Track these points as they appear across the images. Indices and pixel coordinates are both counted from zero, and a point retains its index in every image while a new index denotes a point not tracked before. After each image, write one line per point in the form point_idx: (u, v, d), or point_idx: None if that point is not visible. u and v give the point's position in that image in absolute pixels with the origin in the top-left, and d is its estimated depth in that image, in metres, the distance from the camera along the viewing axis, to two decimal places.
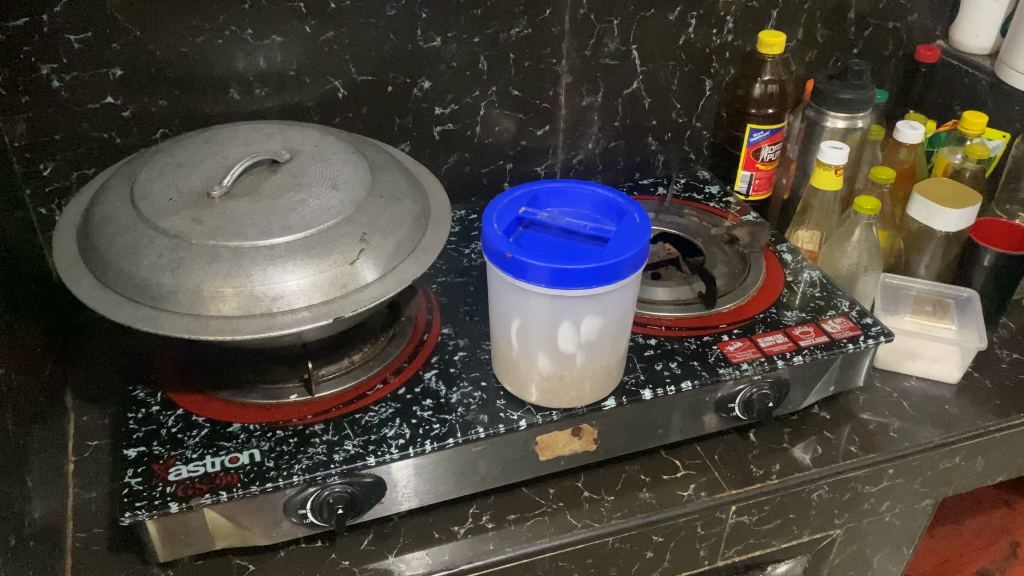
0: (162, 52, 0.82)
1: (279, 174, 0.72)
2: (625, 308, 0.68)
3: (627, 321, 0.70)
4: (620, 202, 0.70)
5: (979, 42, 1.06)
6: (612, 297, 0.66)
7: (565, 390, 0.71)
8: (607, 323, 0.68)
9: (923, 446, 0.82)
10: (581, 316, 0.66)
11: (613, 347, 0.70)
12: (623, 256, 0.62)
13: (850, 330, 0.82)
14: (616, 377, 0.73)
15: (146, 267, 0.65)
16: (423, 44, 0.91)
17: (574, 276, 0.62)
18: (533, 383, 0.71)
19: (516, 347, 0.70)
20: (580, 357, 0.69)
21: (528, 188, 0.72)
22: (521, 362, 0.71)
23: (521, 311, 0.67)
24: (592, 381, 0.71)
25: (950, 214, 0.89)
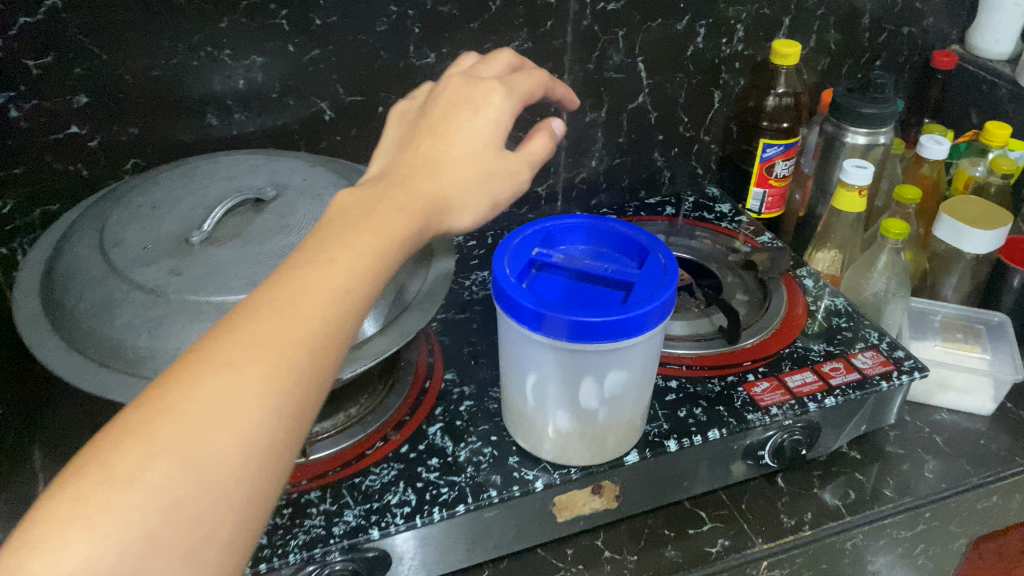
0: (132, 76, 0.75)
1: (265, 214, 0.65)
2: (650, 359, 0.62)
3: (651, 371, 0.63)
4: (641, 241, 0.64)
5: (999, 46, 1.00)
6: (638, 349, 0.60)
7: (584, 448, 0.65)
8: (629, 377, 0.61)
9: (960, 487, 0.77)
10: (603, 371, 0.60)
11: (636, 401, 0.64)
12: (650, 306, 0.56)
13: (882, 365, 0.77)
14: (638, 429, 0.67)
15: (119, 327, 0.58)
16: (416, 60, 0.84)
17: (597, 329, 0.56)
18: (548, 440, 0.65)
19: (532, 401, 0.64)
20: (601, 412, 0.62)
21: (540, 226, 0.66)
22: (535, 418, 0.65)
23: (537, 365, 0.61)
24: (614, 436, 0.65)
25: (981, 235, 0.83)
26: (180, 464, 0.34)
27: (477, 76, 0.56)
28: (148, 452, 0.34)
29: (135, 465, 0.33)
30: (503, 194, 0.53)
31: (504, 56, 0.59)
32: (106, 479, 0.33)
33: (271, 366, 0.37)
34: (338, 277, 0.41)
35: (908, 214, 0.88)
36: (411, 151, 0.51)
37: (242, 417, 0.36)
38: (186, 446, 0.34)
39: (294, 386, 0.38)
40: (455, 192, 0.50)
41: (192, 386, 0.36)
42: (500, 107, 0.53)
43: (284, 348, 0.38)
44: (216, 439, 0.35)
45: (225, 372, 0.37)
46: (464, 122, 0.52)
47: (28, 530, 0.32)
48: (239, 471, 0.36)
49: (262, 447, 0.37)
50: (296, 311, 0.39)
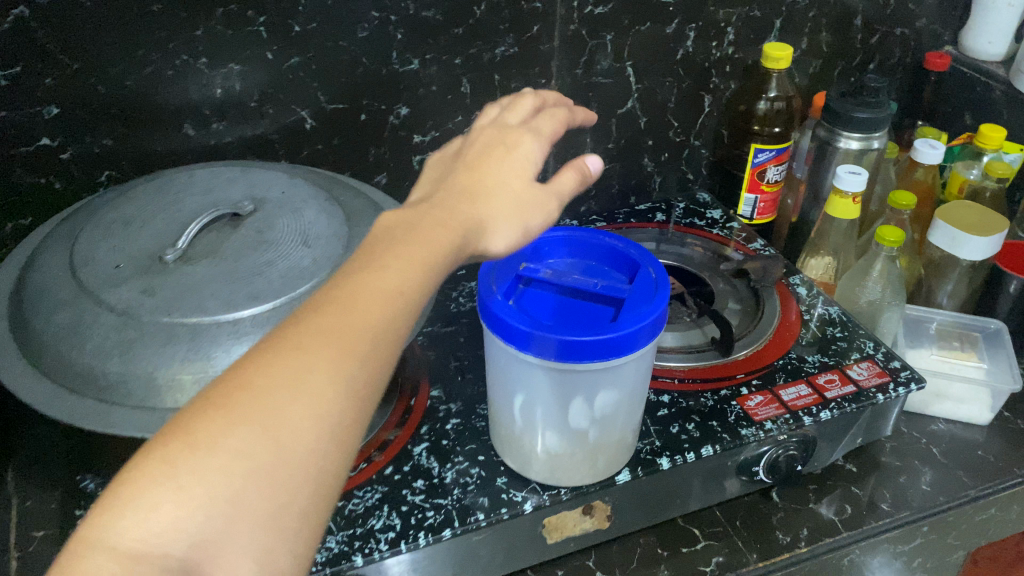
0: (106, 87, 0.72)
1: (242, 229, 0.63)
2: (641, 376, 0.60)
3: (643, 388, 0.62)
4: (631, 253, 0.62)
5: (992, 48, 0.99)
6: (629, 367, 0.58)
7: (575, 468, 0.63)
8: (620, 395, 0.59)
9: (959, 500, 0.75)
10: (593, 391, 0.58)
11: (628, 418, 0.62)
12: (640, 323, 0.54)
13: (877, 377, 0.75)
14: (630, 448, 0.65)
15: (89, 352, 0.56)
16: (399, 67, 0.82)
17: (586, 348, 0.54)
18: (538, 461, 0.63)
19: (521, 421, 0.62)
20: (592, 432, 0.61)
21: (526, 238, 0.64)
22: (524, 439, 0.63)
23: (525, 384, 0.59)
24: (606, 456, 0.63)
25: (977, 242, 0.82)
26: (260, 432, 0.34)
27: (506, 124, 0.58)
28: (228, 421, 0.34)
29: (215, 432, 0.33)
30: (536, 221, 0.51)
31: (527, 101, 0.61)
32: (189, 445, 0.33)
33: (339, 346, 0.37)
34: (395, 272, 0.41)
35: (902, 220, 0.87)
36: (445, 185, 0.51)
37: (316, 393, 0.36)
38: (265, 415, 0.34)
39: (364, 367, 0.38)
40: (489, 215, 0.49)
41: (265, 365, 0.36)
42: (528, 148, 0.55)
43: (350, 332, 0.38)
44: (292, 411, 0.35)
45: (297, 351, 0.36)
46: (495, 160, 0.53)
47: (116, 491, 0.32)
48: (317, 443, 0.35)
49: (337, 424, 0.36)
50: (359, 301, 0.39)
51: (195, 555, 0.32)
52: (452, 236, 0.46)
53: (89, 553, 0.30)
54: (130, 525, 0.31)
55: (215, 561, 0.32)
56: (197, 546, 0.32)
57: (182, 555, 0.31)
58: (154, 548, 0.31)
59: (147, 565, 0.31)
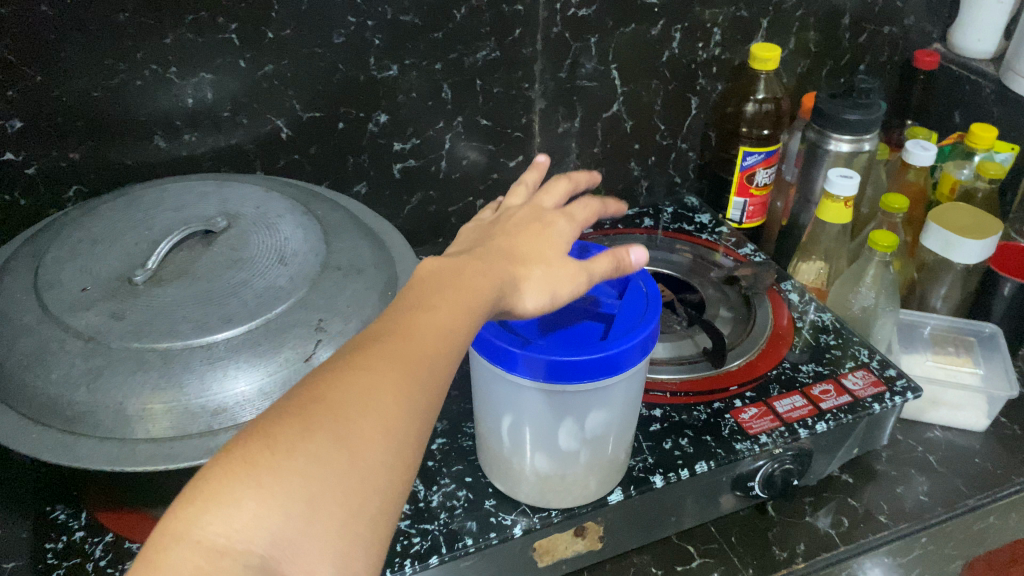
0: (71, 99, 0.69)
1: (215, 247, 0.60)
2: (632, 397, 0.58)
3: (634, 408, 0.60)
4: (620, 267, 0.60)
5: (982, 46, 0.97)
6: (620, 387, 0.56)
7: (567, 489, 0.61)
8: (612, 416, 0.58)
9: (958, 510, 0.73)
10: (584, 411, 0.56)
11: (620, 439, 0.60)
12: (632, 341, 0.52)
13: (873, 386, 0.73)
14: (621, 469, 0.63)
15: (55, 381, 0.53)
16: (377, 73, 0.80)
17: (577, 369, 0.52)
18: (528, 482, 0.61)
19: (510, 443, 0.60)
20: (584, 453, 0.59)
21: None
22: (514, 460, 0.61)
23: (515, 405, 0.57)
24: (598, 477, 0.61)
25: (972, 246, 0.80)
26: (336, 439, 0.34)
27: (541, 206, 0.57)
28: (304, 426, 0.33)
29: (293, 435, 0.33)
30: (567, 290, 0.50)
31: (559, 186, 0.61)
32: (269, 447, 0.32)
33: (402, 370, 0.38)
34: (447, 307, 0.42)
35: (895, 224, 0.85)
36: (479, 247, 0.50)
37: (384, 410, 0.36)
38: (340, 424, 0.34)
39: (425, 391, 0.38)
40: (524, 275, 0.49)
41: (334, 381, 0.36)
42: (562, 227, 0.54)
43: (411, 358, 0.38)
44: (364, 423, 0.35)
45: (364, 371, 0.37)
46: (530, 235, 0.52)
47: (198, 487, 0.31)
48: (387, 457, 0.35)
49: (403, 442, 0.36)
50: (417, 333, 0.40)
51: (276, 554, 0.31)
52: (494, 282, 0.46)
53: (175, 546, 0.30)
54: (214, 520, 0.30)
55: (296, 561, 0.31)
56: (278, 545, 0.31)
57: (264, 553, 0.30)
58: (237, 545, 0.30)
59: (229, 561, 0.30)
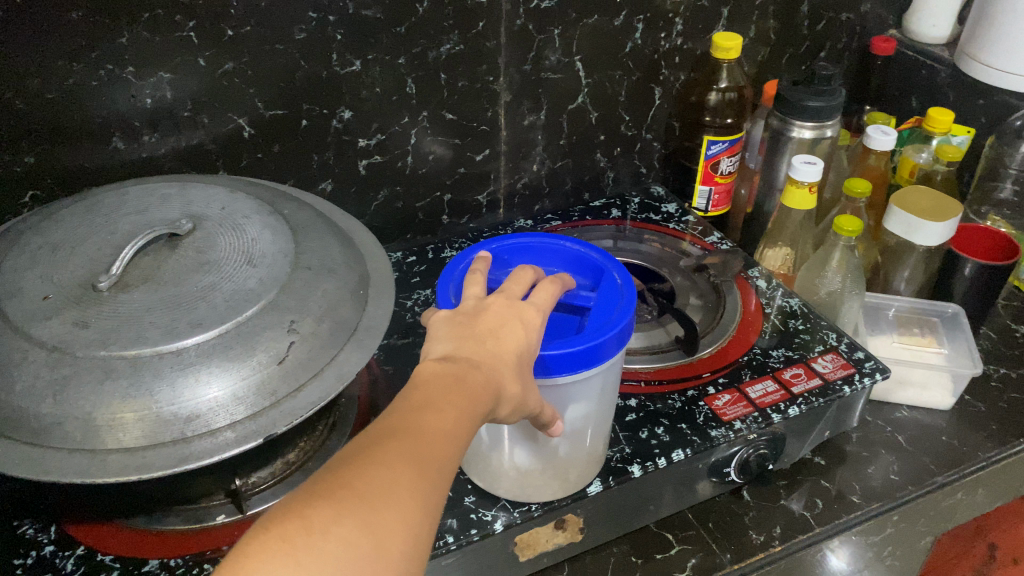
0: (24, 102, 0.67)
1: (181, 249, 0.59)
2: (605, 391, 0.58)
3: (609, 406, 0.61)
4: (594, 259, 0.60)
5: (937, 31, 1.00)
6: (595, 381, 0.56)
7: (550, 482, 0.61)
8: (588, 408, 0.58)
9: (927, 487, 0.75)
10: (562, 406, 0.56)
11: (596, 434, 0.61)
12: (608, 333, 0.52)
13: (843, 368, 0.75)
14: (598, 461, 0.64)
15: (19, 392, 0.51)
16: (340, 68, 0.79)
17: (550, 367, 0.52)
18: (508, 477, 0.61)
19: (488, 439, 0.60)
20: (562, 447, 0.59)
21: (481, 249, 0.61)
22: (494, 456, 0.60)
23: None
24: (577, 466, 0.61)
25: (933, 227, 0.82)
26: (363, 526, 0.36)
27: (512, 296, 0.51)
28: (335, 512, 0.36)
29: (326, 519, 0.36)
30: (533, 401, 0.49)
31: (523, 271, 0.55)
32: (304, 528, 0.36)
33: (420, 464, 0.40)
34: (458, 402, 0.43)
35: (857, 209, 0.86)
36: (466, 341, 0.47)
37: (403, 501, 0.38)
38: (365, 509, 0.37)
39: (441, 481, 0.40)
40: (511, 377, 0.46)
41: (357, 470, 0.39)
42: (536, 335, 0.50)
43: (429, 452, 0.40)
44: (388, 512, 0.37)
45: (385, 464, 0.39)
46: (510, 343, 0.48)
47: (241, 562, 0.34)
48: (408, 547, 0.37)
49: (421, 530, 0.38)
50: (429, 423, 0.41)
51: None
52: (490, 386, 0.45)
53: None
54: None
55: None
56: None
57: None
58: None
59: None
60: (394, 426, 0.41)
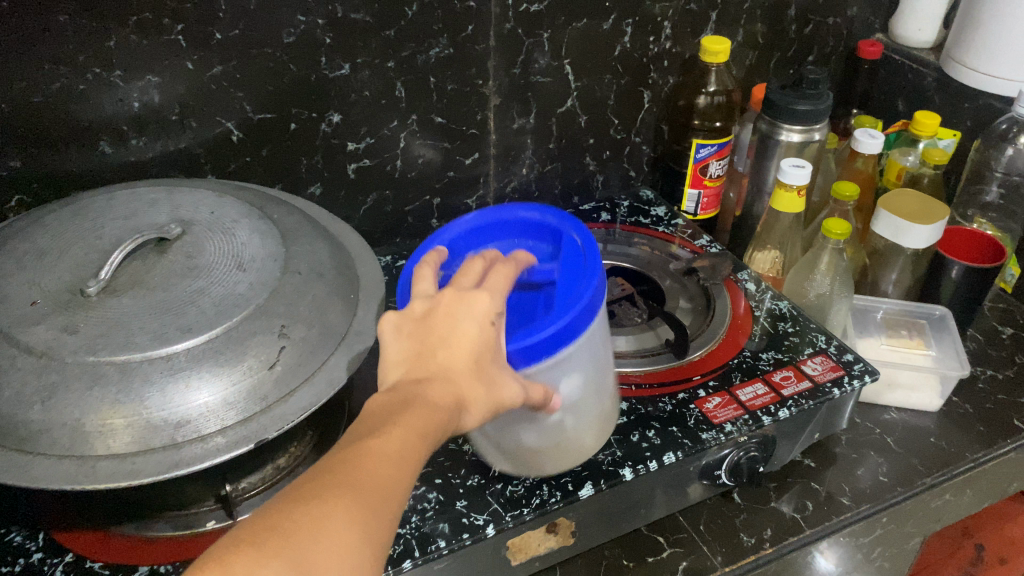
0: (9, 106, 0.67)
1: (170, 254, 0.59)
2: (597, 354, 0.58)
3: (604, 366, 0.60)
4: (551, 224, 0.60)
5: (922, 35, 1.01)
6: (585, 349, 0.55)
7: (565, 454, 0.62)
8: (586, 373, 0.58)
9: (916, 488, 0.75)
10: (564, 382, 0.56)
11: (600, 397, 0.61)
12: (579, 307, 0.53)
13: (832, 371, 0.75)
14: (607, 421, 0.64)
15: (7, 399, 0.51)
16: (329, 72, 0.78)
17: (528, 354, 0.52)
18: (524, 460, 0.62)
19: (488, 432, 0.60)
20: (569, 420, 0.59)
21: (437, 239, 0.61)
22: (504, 444, 0.61)
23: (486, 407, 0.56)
24: (589, 432, 0.62)
25: (920, 230, 0.82)
26: (290, 566, 0.35)
27: (462, 287, 0.50)
28: (260, 554, 0.35)
29: (250, 562, 0.34)
30: (505, 394, 0.48)
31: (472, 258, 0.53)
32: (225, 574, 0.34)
33: (357, 496, 0.39)
34: (400, 429, 0.42)
35: (846, 211, 0.86)
36: (417, 363, 0.47)
37: (338, 535, 0.37)
38: (292, 549, 0.35)
39: (380, 513, 0.39)
40: (466, 389, 0.46)
41: (286, 511, 0.37)
42: (498, 325, 0.49)
43: (369, 482, 0.40)
44: (318, 550, 0.36)
45: (320, 499, 0.38)
46: (465, 342, 0.47)
47: None
48: None
49: (359, 564, 0.37)
50: (368, 456, 0.41)
51: None
52: (440, 406, 0.44)
53: None
54: None
55: None
56: None
57: None
58: None
59: None
60: (329, 464, 0.40)
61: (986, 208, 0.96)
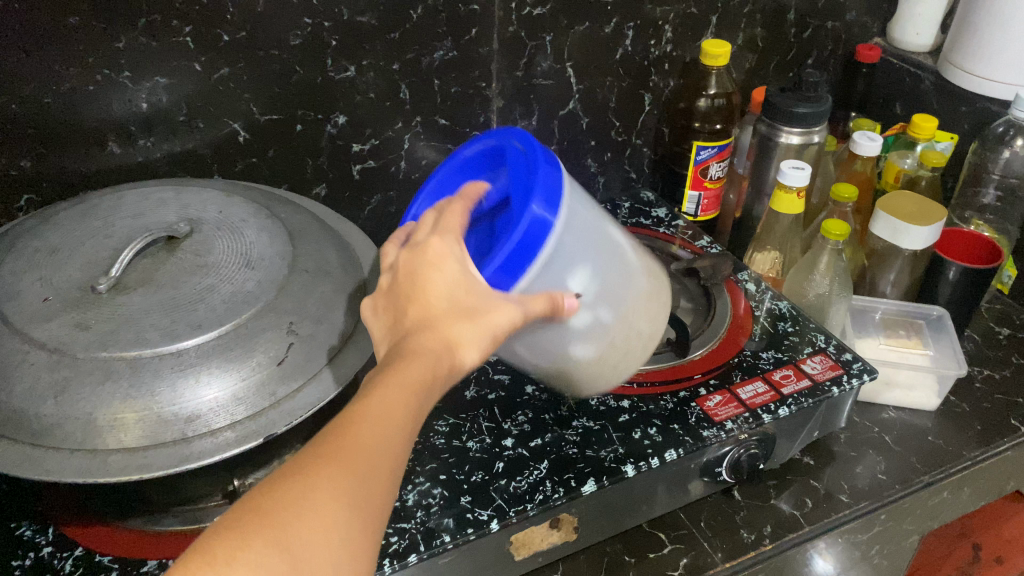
0: (19, 106, 0.68)
1: (179, 252, 0.60)
2: (593, 229, 0.56)
3: (612, 238, 0.58)
4: (494, 145, 0.61)
5: (920, 39, 1.02)
6: (572, 231, 0.53)
7: (624, 349, 0.59)
8: (596, 254, 0.55)
9: (914, 486, 0.76)
10: (582, 273, 0.54)
11: (628, 271, 0.58)
12: (533, 197, 0.51)
13: (831, 369, 0.76)
14: (654, 300, 0.60)
15: (20, 394, 0.52)
16: (335, 74, 0.79)
17: (508, 267, 0.51)
18: (584, 369, 0.60)
19: (546, 363, 0.59)
20: (615, 313, 0.57)
21: (408, 218, 0.63)
22: (558, 363, 0.60)
23: (533, 338, 0.56)
24: (640, 317, 0.59)
25: (918, 231, 0.83)
26: (274, 545, 0.36)
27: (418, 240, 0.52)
28: (244, 536, 0.36)
29: (233, 546, 0.35)
30: (500, 323, 0.49)
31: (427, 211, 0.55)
32: (208, 561, 0.35)
33: (341, 464, 0.39)
34: (384, 389, 0.43)
35: (845, 213, 0.87)
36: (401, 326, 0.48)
37: (322, 506, 0.38)
38: (276, 529, 0.36)
39: (367, 477, 0.40)
40: (449, 334, 0.47)
41: (270, 489, 0.38)
42: (460, 257, 0.50)
43: (354, 450, 0.40)
44: (303, 525, 0.37)
45: (303, 472, 0.39)
46: (436, 293, 0.48)
47: None
48: (330, 551, 0.37)
49: (348, 531, 0.38)
50: (353, 424, 0.41)
51: None
52: (424, 359, 0.45)
53: None
54: None
55: None
56: None
57: None
58: None
59: None
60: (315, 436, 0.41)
61: (983, 210, 0.97)
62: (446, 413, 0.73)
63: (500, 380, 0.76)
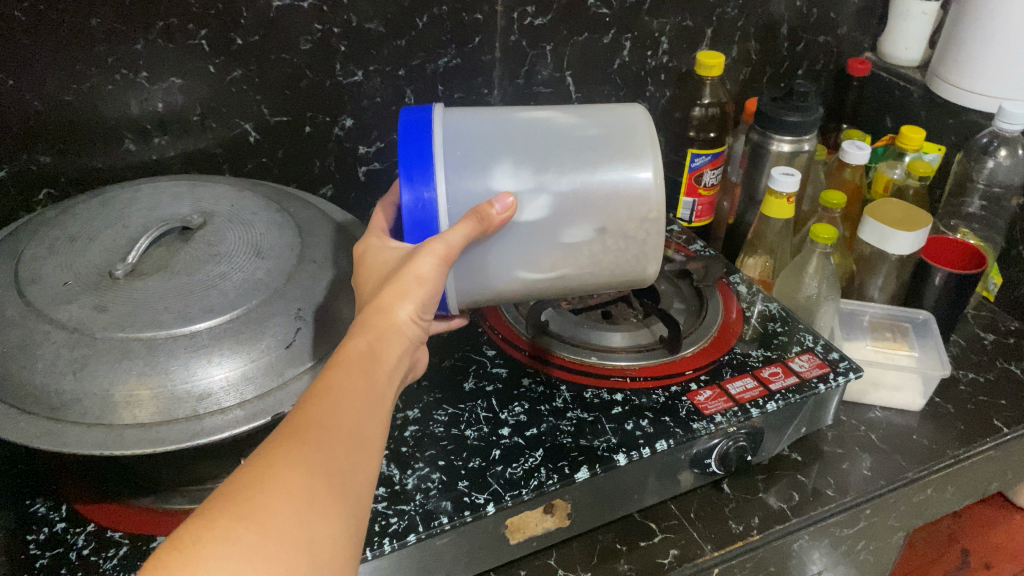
0: (41, 103, 0.71)
1: (192, 243, 0.62)
2: (483, 139, 0.60)
3: (513, 128, 0.61)
4: None
5: (909, 54, 1.05)
6: (455, 156, 0.59)
7: (611, 208, 0.60)
8: (496, 152, 0.59)
9: (898, 481, 0.78)
10: (499, 173, 0.59)
11: (542, 139, 0.60)
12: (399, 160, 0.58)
13: (818, 367, 0.78)
14: (605, 145, 0.61)
15: (41, 370, 0.54)
16: (343, 78, 0.83)
17: (426, 218, 0.58)
18: (594, 249, 0.61)
19: (567, 269, 0.62)
20: (558, 182, 0.59)
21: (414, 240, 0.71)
22: (572, 258, 0.61)
23: (522, 253, 0.61)
24: (597, 164, 0.60)
25: (904, 237, 0.86)
26: (239, 520, 0.39)
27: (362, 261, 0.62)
28: (211, 519, 0.39)
29: (199, 531, 0.38)
30: (420, 267, 0.53)
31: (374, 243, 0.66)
32: (176, 548, 0.38)
33: (294, 439, 0.42)
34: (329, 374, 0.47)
35: (834, 219, 0.90)
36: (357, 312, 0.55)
37: (282, 479, 0.40)
38: (238, 507, 0.39)
39: (323, 447, 0.42)
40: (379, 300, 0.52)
41: (234, 478, 0.41)
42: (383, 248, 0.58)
43: (308, 433, 0.43)
44: (265, 498, 0.40)
45: (261, 456, 0.42)
46: (368, 277, 0.57)
47: None
48: (295, 517, 0.39)
49: (312, 494, 0.41)
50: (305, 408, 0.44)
51: None
52: (361, 339, 0.50)
53: None
54: None
55: None
56: None
57: None
58: None
59: None
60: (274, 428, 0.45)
61: (969, 218, 1.00)
62: (446, 403, 0.76)
63: (498, 374, 0.79)
